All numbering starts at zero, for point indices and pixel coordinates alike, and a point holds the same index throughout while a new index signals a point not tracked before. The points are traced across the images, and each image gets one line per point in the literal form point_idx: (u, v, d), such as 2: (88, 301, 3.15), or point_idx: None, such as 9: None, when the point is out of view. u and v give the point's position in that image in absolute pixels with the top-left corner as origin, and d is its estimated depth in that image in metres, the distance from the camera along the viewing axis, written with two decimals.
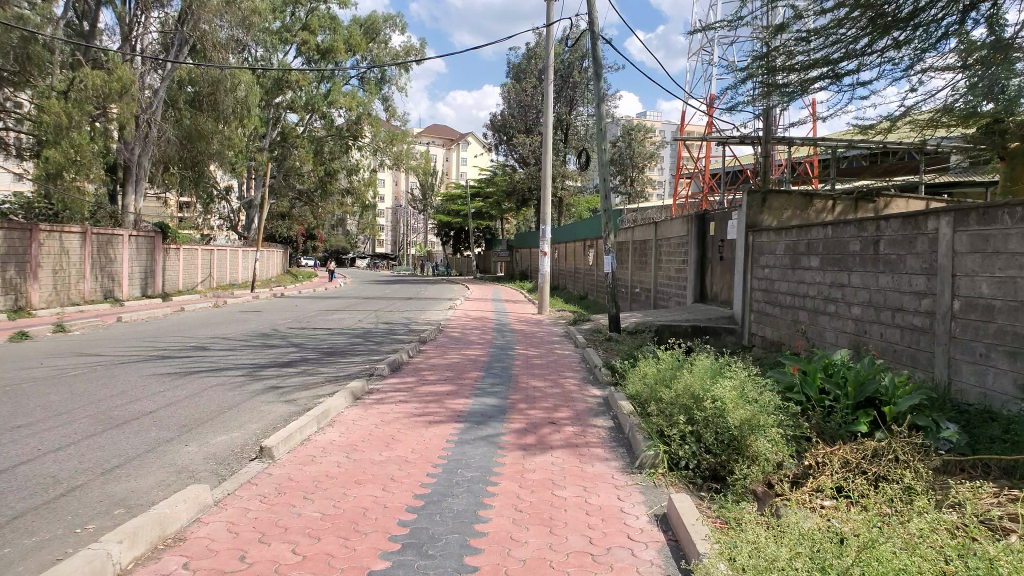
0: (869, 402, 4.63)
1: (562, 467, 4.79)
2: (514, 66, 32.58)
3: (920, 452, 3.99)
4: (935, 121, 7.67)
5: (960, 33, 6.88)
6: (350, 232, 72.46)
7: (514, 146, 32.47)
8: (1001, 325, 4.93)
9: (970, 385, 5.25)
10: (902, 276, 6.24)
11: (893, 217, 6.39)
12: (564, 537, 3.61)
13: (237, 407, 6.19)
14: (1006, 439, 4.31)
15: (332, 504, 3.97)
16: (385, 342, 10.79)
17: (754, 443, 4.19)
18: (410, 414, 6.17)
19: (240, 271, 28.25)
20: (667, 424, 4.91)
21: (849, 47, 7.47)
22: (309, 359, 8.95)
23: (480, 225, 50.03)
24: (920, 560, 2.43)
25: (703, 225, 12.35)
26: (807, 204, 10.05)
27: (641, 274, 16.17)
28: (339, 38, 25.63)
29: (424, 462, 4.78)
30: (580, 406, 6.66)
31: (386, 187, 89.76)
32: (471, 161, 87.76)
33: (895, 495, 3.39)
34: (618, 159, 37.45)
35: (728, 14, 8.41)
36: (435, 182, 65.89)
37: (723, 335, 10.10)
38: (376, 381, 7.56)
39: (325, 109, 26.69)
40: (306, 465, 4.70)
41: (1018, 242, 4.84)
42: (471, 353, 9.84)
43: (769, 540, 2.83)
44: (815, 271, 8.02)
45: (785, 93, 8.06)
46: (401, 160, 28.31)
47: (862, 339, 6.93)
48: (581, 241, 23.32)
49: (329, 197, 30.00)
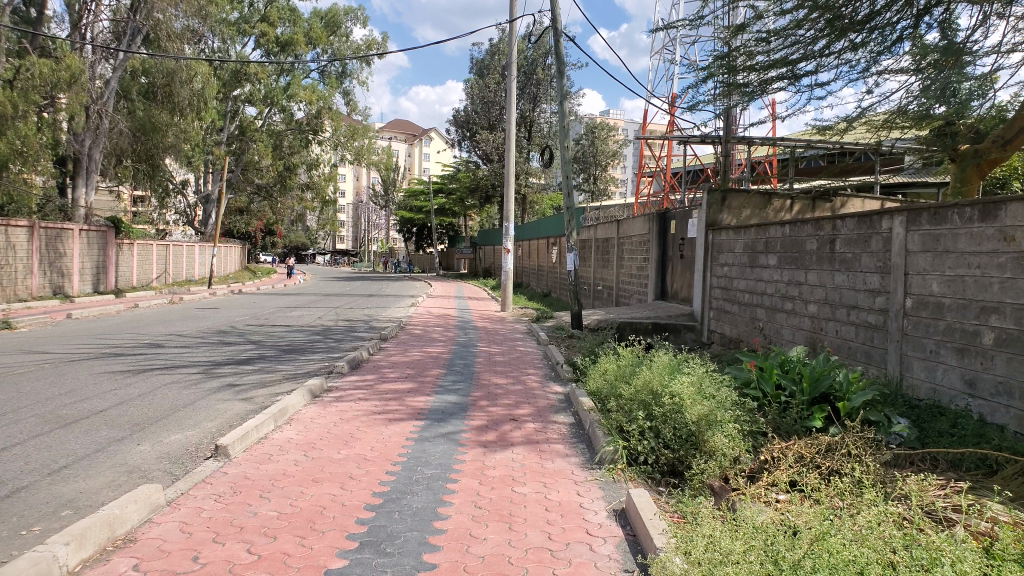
0: (824, 398, 4.73)
1: (523, 463, 4.80)
2: (477, 62, 32.50)
3: (872, 446, 4.07)
4: (889, 123, 7.82)
5: (914, 37, 7.05)
6: (309, 228, 71.70)
7: (477, 143, 32.40)
8: (950, 322, 5.06)
9: (920, 381, 5.38)
10: (857, 274, 6.37)
11: (848, 216, 6.51)
12: (523, 533, 3.61)
13: (192, 406, 6.07)
14: (954, 433, 4.43)
15: (289, 503, 3.91)
16: (345, 340, 10.69)
17: (711, 439, 4.24)
18: (370, 412, 6.12)
19: (197, 267, 27.77)
20: (626, 420, 4.96)
21: (807, 48, 7.59)
22: (267, 356, 8.82)
23: (442, 221, 49.89)
24: (867, 551, 2.48)
25: (664, 224, 12.46)
26: (766, 203, 10.21)
27: (603, 272, 16.26)
28: (300, 31, 25.30)
29: (383, 461, 4.74)
30: (541, 403, 6.67)
31: (348, 183, 88.98)
32: (434, 157, 87.51)
33: (846, 489, 3.46)
34: (581, 157, 37.66)
35: (690, 14, 8.47)
36: (398, 178, 65.59)
37: (683, 332, 10.22)
38: (336, 378, 7.49)
39: (284, 103, 26.19)
40: (263, 463, 4.63)
41: (967, 242, 4.97)
42: (432, 351, 9.79)
43: (724, 534, 2.86)
44: (772, 269, 8.15)
45: (745, 93, 8.14)
46: (362, 155, 28.01)
47: (818, 336, 7.06)
48: (544, 239, 23.40)
49: (289, 191, 29.65)
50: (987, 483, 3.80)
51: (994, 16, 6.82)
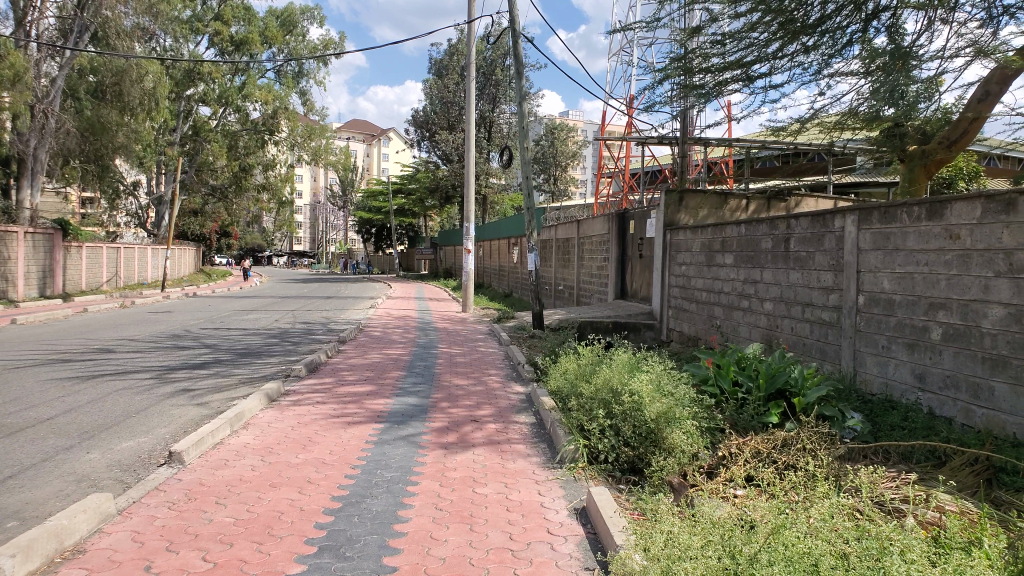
0: (780, 394, 4.82)
1: (484, 464, 4.80)
2: (436, 62, 32.40)
3: (826, 441, 4.15)
4: (841, 124, 7.99)
5: (864, 40, 7.21)
6: (266, 228, 70.73)
7: (437, 143, 32.31)
8: (900, 319, 5.19)
9: (873, 376, 5.50)
10: (811, 272, 6.49)
11: (802, 215, 6.61)
12: (484, 534, 3.61)
13: (145, 412, 5.93)
14: (905, 426, 4.56)
15: (246, 509, 3.85)
16: (303, 342, 10.56)
17: (670, 436, 4.28)
18: (329, 415, 6.05)
19: (150, 270, 27.17)
20: (586, 419, 4.99)
21: (760, 51, 7.72)
22: (222, 360, 8.67)
23: (402, 222, 49.67)
24: (820, 543, 2.51)
25: (623, 224, 12.57)
26: (722, 203, 10.37)
27: (563, 271, 16.34)
28: (255, 30, 24.94)
29: (342, 464, 4.69)
30: (502, 403, 6.66)
31: (305, 183, 88.01)
32: (393, 158, 87.13)
33: (801, 482, 3.52)
34: (541, 158, 37.82)
35: (647, 16, 8.54)
36: (356, 178, 65.07)
37: (642, 331, 10.31)
38: (293, 382, 7.40)
39: (239, 103, 25.75)
40: (219, 469, 4.55)
41: (916, 240, 5.09)
42: (392, 353, 9.74)
43: (683, 530, 2.89)
44: (729, 268, 8.27)
45: (700, 94, 8.22)
46: (319, 156, 27.67)
47: (774, 333, 7.18)
48: (505, 240, 23.42)
49: (244, 192, 29.19)
50: (937, 474, 3.90)
51: (938, 21, 7.02)
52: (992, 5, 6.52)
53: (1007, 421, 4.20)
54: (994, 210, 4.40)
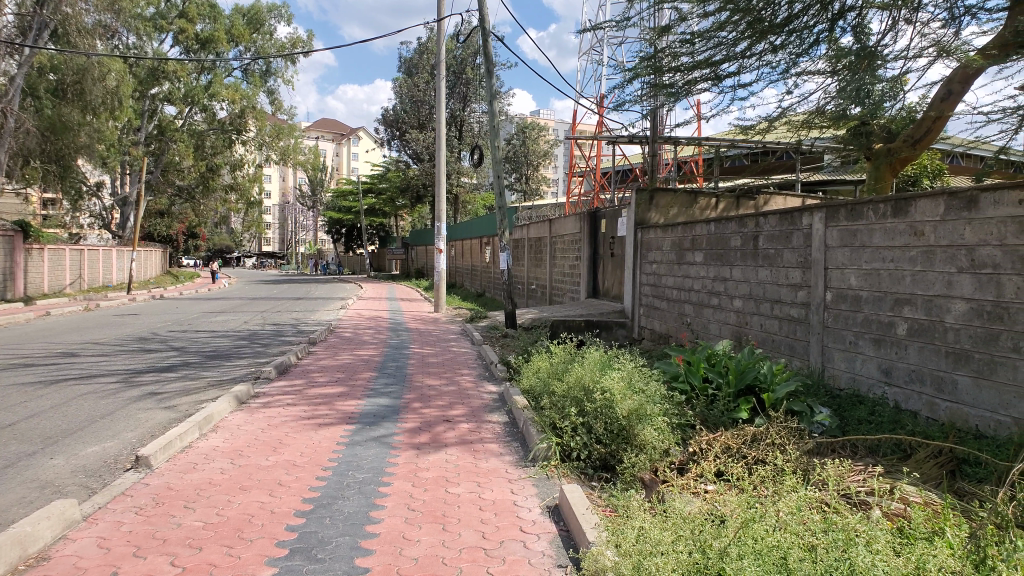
0: (749, 390, 4.88)
1: (456, 464, 4.78)
2: (405, 61, 32.31)
3: (795, 435, 4.21)
4: (808, 122, 8.08)
5: (830, 40, 7.32)
6: (235, 229, 69.92)
7: (407, 142, 32.19)
8: (867, 314, 5.28)
9: (840, 371, 5.59)
10: (780, 270, 6.57)
11: (770, 213, 6.69)
12: (457, 533, 3.60)
13: (111, 416, 5.84)
14: (872, 420, 4.64)
15: (215, 512, 3.80)
16: (272, 344, 10.44)
17: (641, 432, 4.31)
18: (299, 417, 6.00)
19: (115, 272, 26.72)
20: (559, 417, 5.00)
21: (729, 50, 7.79)
22: (190, 363, 8.55)
23: (373, 222, 49.40)
24: (788, 536, 2.54)
25: (594, 223, 12.61)
26: (692, 201, 10.47)
27: (536, 271, 16.37)
28: (221, 28, 24.65)
29: (313, 466, 4.65)
30: (475, 403, 6.65)
31: (274, 183, 87.11)
32: (363, 157, 86.70)
33: (769, 475, 3.57)
34: (512, 156, 37.86)
35: (616, 15, 8.57)
36: (325, 177, 64.55)
37: (615, 329, 10.36)
38: (263, 384, 7.32)
39: (205, 102, 25.40)
40: (187, 472, 4.48)
41: (881, 238, 5.18)
42: (363, 354, 9.67)
43: (653, 525, 2.90)
44: (699, 266, 8.34)
45: (670, 93, 8.28)
46: (288, 155, 27.37)
47: (744, 330, 7.25)
48: (477, 239, 23.40)
49: (212, 193, 28.82)
50: (903, 467, 3.98)
51: (902, 21, 7.13)
52: (954, 5, 6.64)
53: (969, 414, 4.29)
54: (957, 207, 4.49)
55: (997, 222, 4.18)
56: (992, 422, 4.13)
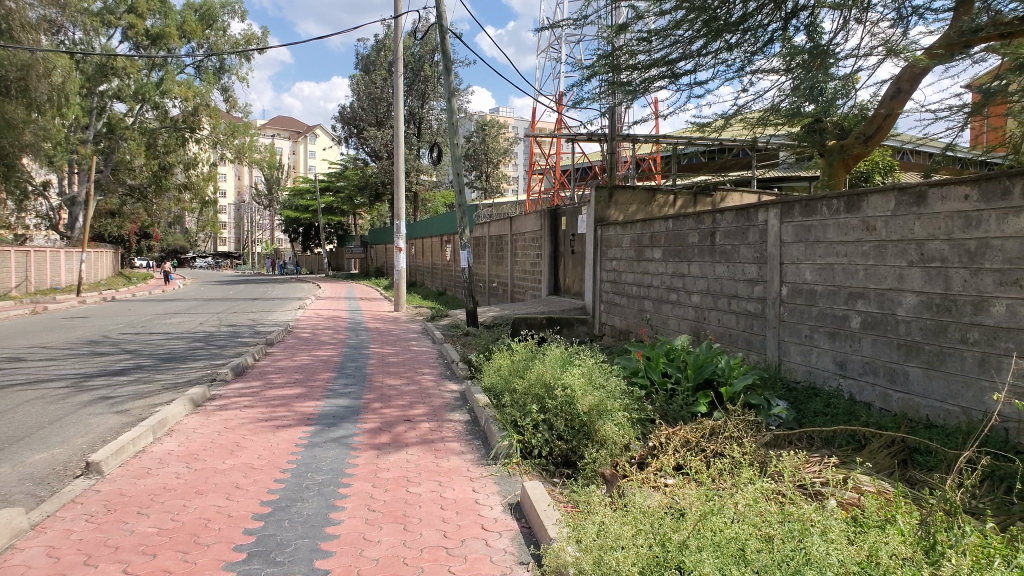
0: (707, 384, 4.95)
1: (417, 463, 4.74)
2: (363, 58, 32.02)
3: (752, 428, 4.28)
4: (763, 120, 8.20)
5: (784, 38, 7.44)
6: (189, 230, 68.51)
7: (365, 140, 31.90)
8: (822, 308, 5.38)
9: (797, 364, 5.69)
10: (736, 265, 6.66)
11: (726, 210, 6.78)
12: (418, 533, 3.57)
13: (60, 422, 5.67)
14: (827, 412, 4.73)
15: (170, 518, 3.71)
16: (228, 346, 10.26)
17: (602, 428, 4.35)
18: (257, 419, 5.90)
19: (63, 274, 25.99)
20: (520, 415, 5.00)
21: (685, 48, 7.88)
22: (143, 366, 8.36)
23: (331, 221, 48.79)
24: (746, 527, 2.56)
25: (555, 220, 12.67)
26: (650, 199, 10.60)
27: (497, 268, 16.37)
28: (172, 24, 24.06)
29: (271, 468, 4.58)
30: (436, 402, 6.61)
31: (229, 182, 85.54)
32: (320, 154, 85.79)
33: (726, 468, 3.61)
34: (472, 154, 37.69)
35: (573, 13, 8.59)
36: (281, 175, 63.62)
37: (576, 326, 10.43)
38: (219, 386, 7.18)
39: (156, 99, 24.77)
40: (140, 478, 4.37)
41: (835, 232, 5.27)
42: (322, 354, 9.54)
43: (614, 520, 2.91)
44: (658, 262, 8.42)
45: (628, 91, 8.34)
46: (243, 154, 26.88)
47: (702, 325, 7.33)
48: (437, 237, 23.29)
49: (165, 192, 28.18)
50: (858, 457, 4.06)
51: (853, 21, 7.28)
52: (902, 5, 6.80)
53: (920, 404, 4.40)
54: (906, 202, 4.58)
55: (945, 217, 4.28)
56: (943, 412, 4.23)
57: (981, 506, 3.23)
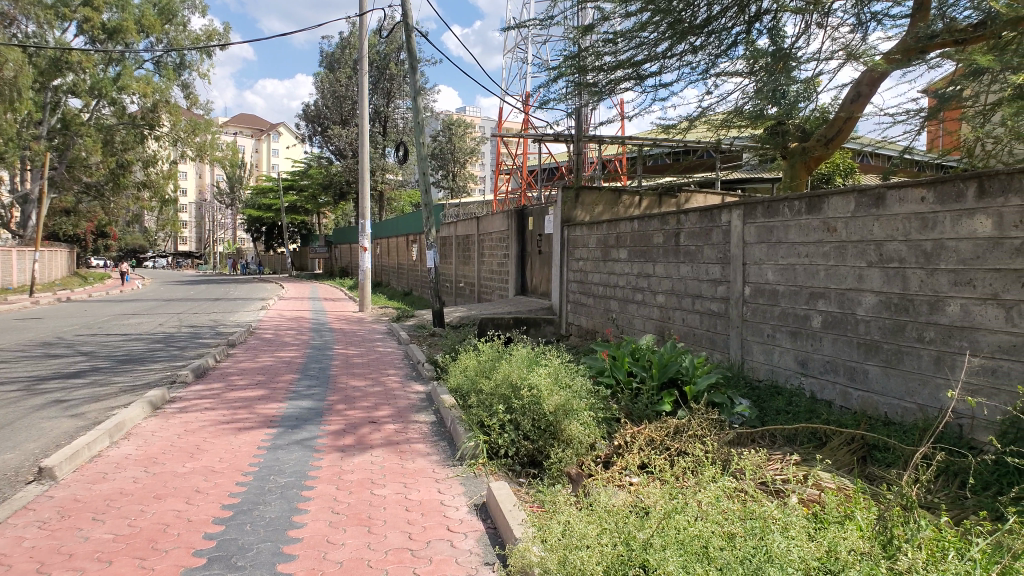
0: (672, 382, 4.99)
1: (382, 465, 4.70)
2: (327, 56, 31.72)
3: (716, 426, 4.32)
4: (728, 122, 8.30)
5: (748, 41, 7.53)
6: (148, 229, 67.09)
7: (330, 138, 31.59)
8: (784, 308, 5.45)
9: (759, 363, 5.76)
10: (700, 266, 6.72)
11: (691, 211, 6.83)
12: (382, 535, 3.53)
13: (10, 426, 5.51)
14: (789, 410, 4.80)
15: (127, 523, 3.63)
16: (189, 347, 10.08)
17: (568, 428, 4.36)
18: (218, 422, 5.80)
19: (16, 274, 25.29)
20: (486, 415, 4.98)
21: (651, 50, 7.93)
22: (99, 368, 8.16)
23: (294, 220, 48.20)
24: (709, 525, 2.58)
25: (522, 221, 12.68)
26: (616, 200, 10.67)
27: (463, 268, 16.34)
28: (130, 18, 23.52)
29: (233, 471, 4.51)
30: (401, 403, 6.57)
31: (190, 180, 84.06)
32: (284, 152, 84.86)
33: (689, 467, 3.63)
34: (438, 153, 37.51)
35: (540, 14, 8.59)
36: (243, 173, 62.66)
37: (542, 326, 10.33)
38: (179, 388, 7.05)
39: (114, 95, 24.19)
40: (96, 483, 4.27)
41: (797, 233, 5.35)
42: (285, 355, 9.43)
43: (578, 519, 2.91)
44: (623, 263, 8.46)
45: (594, 92, 8.37)
46: (204, 152, 26.43)
47: (666, 325, 7.39)
48: (403, 237, 23.17)
49: (122, 190, 27.53)
50: (819, 455, 4.11)
51: (814, 25, 7.40)
52: (861, 11, 6.93)
53: (880, 401, 4.48)
54: (866, 204, 4.67)
55: (903, 218, 4.36)
56: (901, 409, 4.31)
57: (936, 500, 3.31)
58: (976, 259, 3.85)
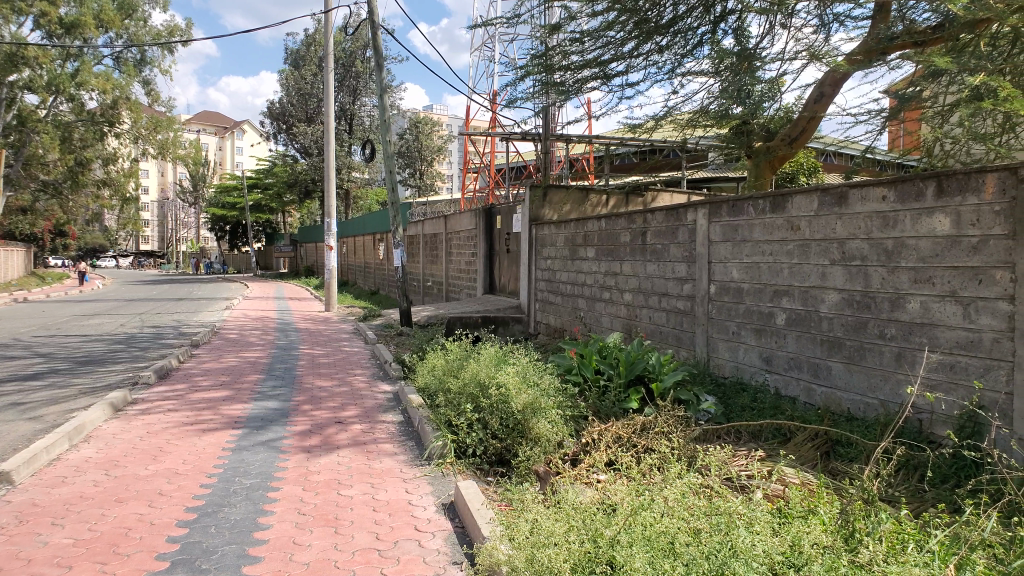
0: (639, 380, 5.03)
1: (349, 466, 4.66)
2: (291, 53, 31.39)
3: (682, 423, 4.36)
4: (693, 121, 8.38)
5: (713, 41, 7.60)
6: (107, 228, 65.63)
7: (295, 136, 31.26)
8: (748, 305, 5.52)
9: (724, 360, 5.82)
10: (666, 264, 6.77)
11: (657, 210, 6.89)
12: (349, 536, 3.51)
13: None
14: (754, 407, 4.86)
15: (87, 527, 3.55)
16: (151, 348, 9.88)
17: (536, 426, 4.36)
18: (181, 423, 5.70)
19: None
20: (453, 415, 4.96)
21: (617, 50, 7.98)
22: (58, 370, 7.97)
23: (259, 218, 47.62)
24: (675, 522, 2.59)
25: (489, 219, 12.68)
26: (584, 199, 10.70)
27: (431, 268, 16.29)
28: (89, 12, 22.97)
29: (197, 473, 4.44)
30: (368, 403, 6.53)
31: (152, 178, 82.60)
32: (248, 151, 83.84)
33: (656, 463, 3.65)
34: (405, 151, 37.35)
35: (506, 12, 8.58)
36: (205, 172, 61.68)
37: (511, 325, 10.42)
38: (140, 390, 6.91)
39: (72, 91, 23.60)
40: (55, 487, 4.17)
41: (761, 232, 5.42)
42: (250, 356, 9.30)
43: (545, 517, 2.91)
44: (591, 261, 8.50)
45: (561, 92, 8.39)
46: (167, 149, 25.98)
47: (633, 323, 7.43)
48: (370, 236, 23.01)
49: (81, 188, 26.87)
50: (783, 451, 4.17)
51: (778, 26, 7.50)
52: (824, 13, 7.03)
53: (842, 397, 4.55)
54: (828, 203, 4.74)
55: (865, 217, 4.44)
56: (863, 405, 4.39)
57: (896, 494, 3.38)
58: (935, 256, 3.92)
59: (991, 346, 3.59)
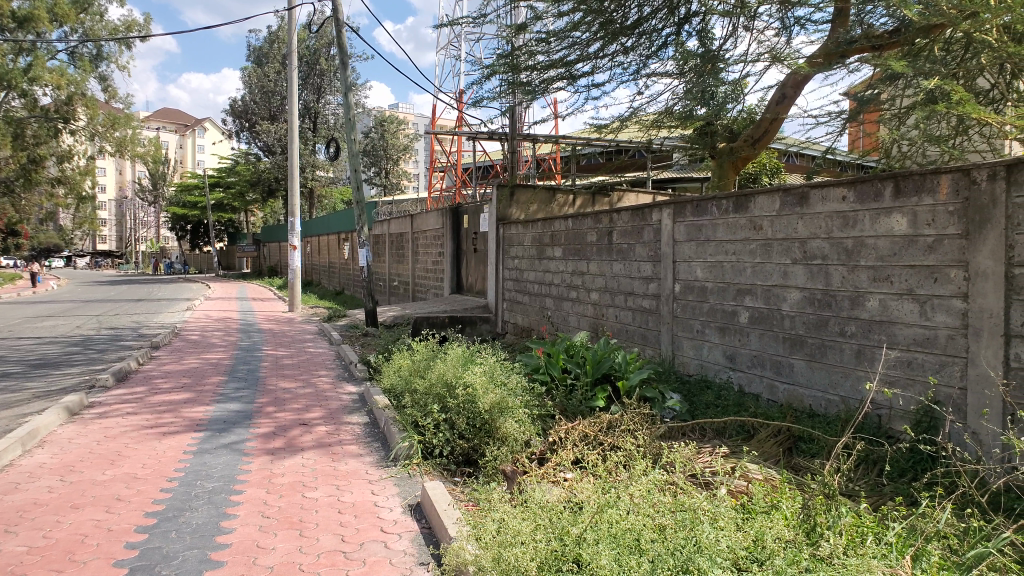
0: (605, 378, 5.07)
1: (314, 467, 4.61)
2: (255, 50, 31.02)
3: (647, 421, 4.40)
4: (658, 122, 8.46)
5: (677, 43, 7.67)
6: (63, 228, 63.97)
7: (258, 134, 30.88)
8: (712, 304, 5.57)
9: (689, 358, 5.87)
10: (632, 263, 6.82)
11: (623, 210, 6.93)
12: (315, 538, 3.47)
13: None
14: (718, 404, 4.91)
15: (41, 535, 3.46)
16: (109, 350, 9.66)
17: (503, 426, 4.36)
18: (140, 427, 5.59)
19: None
20: (420, 415, 4.93)
21: (583, 50, 8.01)
22: (10, 373, 7.74)
23: (221, 218, 46.92)
24: (640, 518, 2.60)
25: (456, 218, 12.64)
26: (550, 199, 10.72)
27: (397, 267, 16.21)
28: (42, 5, 22.38)
29: (157, 477, 4.35)
30: (333, 404, 6.46)
31: (110, 176, 80.80)
32: (210, 149, 82.56)
33: (621, 460, 3.67)
34: (370, 150, 37.14)
35: (472, 12, 8.57)
36: (166, 170, 60.55)
37: (478, 325, 10.40)
38: (98, 393, 6.76)
39: (25, 87, 22.91)
40: (8, 494, 4.06)
41: (724, 231, 5.48)
42: (212, 357, 9.15)
43: (511, 517, 2.91)
44: (558, 261, 8.52)
45: (527, 91, 8.41)
46: (124, 147, 25.42)
47: (600, 321, 7.46)
48: (335, 235, 22.81)
49: (35, 187, 26.06)
50: (746, 447, 4.22)
51: (741, 28, 7.59)
52: (785, 16, 7.14)
53: (804, 394, 4.62)
54: (790, 203, 4.81)
55: (826, 217, 4.51)
56: (825, 401, 4.46)
57: (856, 487, 3.43)
58: (893, 256, 4.00)
59: (946, 342, 3.67)
